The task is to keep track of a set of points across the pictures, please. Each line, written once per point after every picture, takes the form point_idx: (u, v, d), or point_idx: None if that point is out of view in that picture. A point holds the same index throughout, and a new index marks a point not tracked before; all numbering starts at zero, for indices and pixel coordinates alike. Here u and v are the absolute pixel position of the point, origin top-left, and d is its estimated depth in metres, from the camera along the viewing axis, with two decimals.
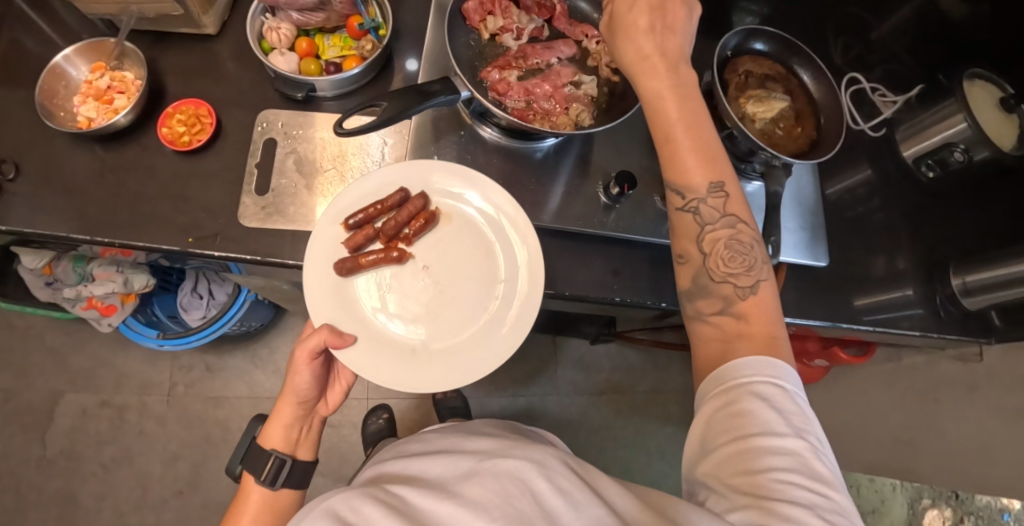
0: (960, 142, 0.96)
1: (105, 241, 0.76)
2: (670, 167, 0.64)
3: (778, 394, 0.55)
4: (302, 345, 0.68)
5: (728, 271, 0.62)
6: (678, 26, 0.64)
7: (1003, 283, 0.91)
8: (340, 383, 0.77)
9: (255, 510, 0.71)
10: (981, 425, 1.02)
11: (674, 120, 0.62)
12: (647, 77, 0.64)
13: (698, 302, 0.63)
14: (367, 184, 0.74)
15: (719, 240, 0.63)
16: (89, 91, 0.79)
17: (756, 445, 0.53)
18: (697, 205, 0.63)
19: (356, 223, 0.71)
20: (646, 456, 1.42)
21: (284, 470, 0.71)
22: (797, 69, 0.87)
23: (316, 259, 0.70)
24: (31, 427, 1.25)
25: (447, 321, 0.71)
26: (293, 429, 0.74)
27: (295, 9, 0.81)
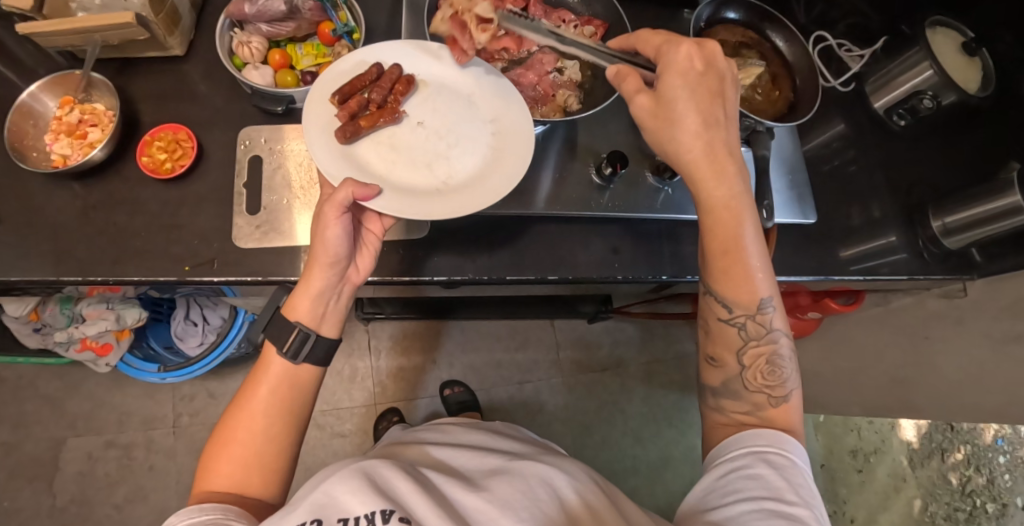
0: (927, 88, 0.98)
1: (98, 279, 0.74)
2: (720, 279, 0.65)
3: (786, 466, 0.59)
4: (331, 200, 0.63)
5: (764, 382, 0.65)
6: (726, 120, 0.65)
7: (979, 222, 0.94)
8: (367, 250, 0.69)
9: (271, 385, 0.63)
10: (971, 355, 1.06)
11: (731, 235, 0.64)
12: (708, 186, 0.64)
13: (724, 401, 0.67)
14: (342, 65, 0.73)
15: (759, 356, 0.66)
16: (60, 128, 0.77)
17: (764, 502, 0.55)
18: (744, 320, 0.65)
19: (344, 95, 0.70)
20: (656, 425, 1.45)
21: (309, 342, 0.63)
22: (769, 34, 0.88)
23: (315, 132, 0.69)
24: (37, 478, 1.22)
25: (458, 161, 0.73)
26: (321, 300, 0.65)
27: (264, 21, 0.80)
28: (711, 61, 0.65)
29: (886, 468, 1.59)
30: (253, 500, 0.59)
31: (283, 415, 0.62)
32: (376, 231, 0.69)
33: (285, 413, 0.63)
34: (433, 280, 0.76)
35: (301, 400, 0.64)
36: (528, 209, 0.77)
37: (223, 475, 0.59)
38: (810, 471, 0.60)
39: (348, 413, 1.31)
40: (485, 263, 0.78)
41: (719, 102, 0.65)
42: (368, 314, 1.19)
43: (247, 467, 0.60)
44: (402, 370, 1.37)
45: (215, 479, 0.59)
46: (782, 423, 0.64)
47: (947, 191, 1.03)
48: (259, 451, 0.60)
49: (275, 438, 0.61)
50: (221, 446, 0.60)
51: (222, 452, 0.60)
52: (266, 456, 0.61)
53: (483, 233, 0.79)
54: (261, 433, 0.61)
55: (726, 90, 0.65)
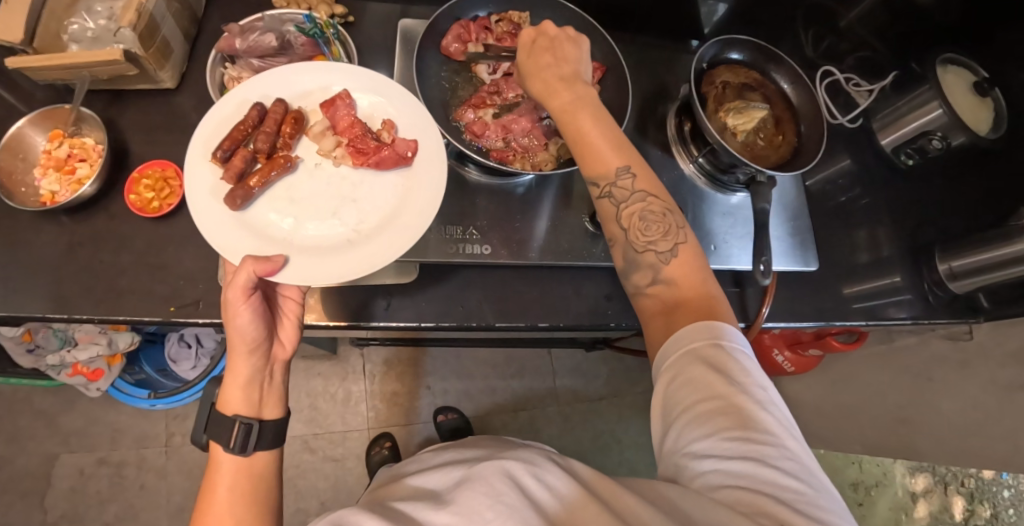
0: (936, 129, 0.95)
1: (84, 317, 0.74)
2: (583, 160, 0.66)
3: (720, 354, 0.55)
4: (233, 285, 0.58)
5: (649, 241, 0.64)
6: (570, 54, 0.68)
7: (987, 267, 0.91)
8: (289, 319, 0.64)
9: (229, 482, 0.57)
10: (975, 401, 1.04)
11: (583, 124, 0.66)
12: (552, 96, 0.67)
13: (634, 276, 0.65)
14: (216, 113, 0.69)
15: (634, 215, 0.64)
16: (48, 162, 0.76)
17: (702, 406, 0.53)
18: (611, 190, 0.65)
19: (226, 153, 0.66)
20: (652, 455, 1.44)
21: (254, 434, 0.58)
22: (773, 75, 0.86)
23: (204, 203, 0.65)
24: (29, 494, 1.22)
25: (366, 199, 0.70)
26: (253, 385, 0.60)
27: (256, 55, 0.78)
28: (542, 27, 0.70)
29: (887, 501, 1.60)
30: None
31: (251, 508, 0.56)
32: (293, 298, 0.65)
33: (253, 503, 0.57)
34: (420, 326, 0.75)
35: (267, 486, 0.59)
36: (522, 259, 0.76)
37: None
38: (745, 342, 0.57)
39: (341, 436, 1.30)
40: (474, 310, 0.77)
41: (554, 50, 0.69)
42: (362, 340, 1.21)
43: None
44: (396, 394, 1.36)
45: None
46: (683, 278, 0.62)
47: (955, 233, 1.00)
48: None
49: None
50: None
51: None
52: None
53: (472, 278, 0.78)
54: None
55: (560, 42, 0.69)
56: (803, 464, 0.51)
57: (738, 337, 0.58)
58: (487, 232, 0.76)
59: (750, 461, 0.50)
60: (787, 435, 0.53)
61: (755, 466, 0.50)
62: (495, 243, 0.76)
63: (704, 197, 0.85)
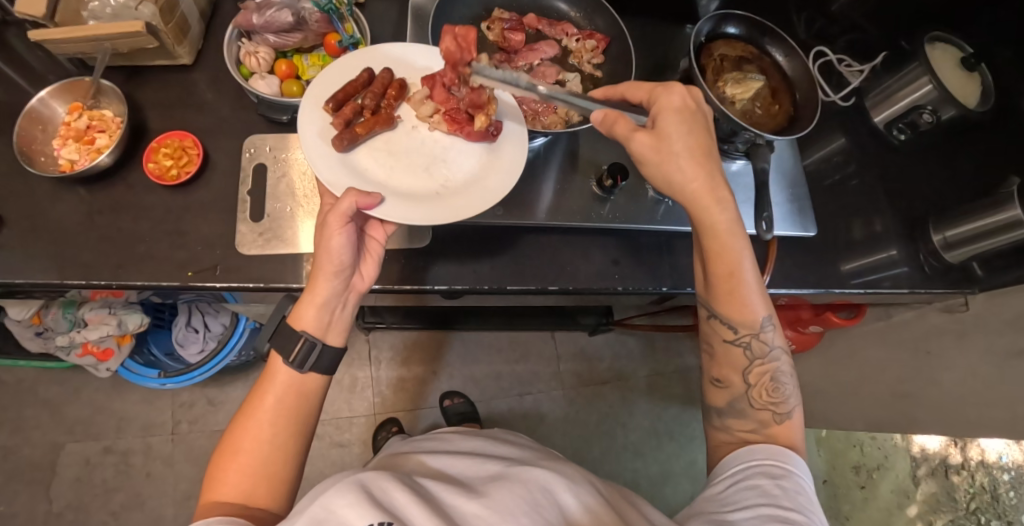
0: (927, 103, 0.99)
1: (102, 282, 0.75)
2: (725, 302, 0.68)
3: (783, 474, 0.62)
4: (335, 209, 0.61)
5: (769, 400, 0.68)
6: (711, 155, 0.66)
7: (977, 236, 0.94)
8: (371, 258, 0.67)
9: (277, 394, 0.60)
10: (973, 372, 1.05)
11: (729, 262, 0.67)
12: (705, 212, 0.66)
13: (731, 420, 0.70)
14: (333, 74, 0.73)
15: (763, 374, 0.69)
16: (68, 133, 0.78)
17: (762, 510, 0.58)
18: (748, 339, 0.68)
19: (338, 103, 0.70)
20: (656, 439, 1.45)
21: (315, 353, 0.60)
22: (768, 48, 0.90)
23: (311, 140, 0.67)
24: (34, 483, 1.21)
25: (457, 162, 0.72)
26: (327, 308, 0.62)
27: (272, 31, 0.81)
28: (698, 102, 0.67)
29: (890, 484, 1.58)
30: (258, 512, 0.55)
31: (290, 424, 0.59)
32: (378, 239, 0.67)
33: (292, 422, 0.59)
34: (435, 289, 0.76)
35: (308, 408, 0.61)
36: (530, 220, 0.78)
37: (229, 485, 0.55)
38: (809, 479, 0.63)
39: (347, 422, 1.31)
40: (485, 273, 0.79)
41: (708, 134, 0.66)
42: (369, 323, 1.18)
43: (257, 477, 0.56)
44: (403, 380, 1.36)
45: (220, 491, 0.55)
46: (785, 440, 0.67)
47: (948, 206, 1.03)
48: (267, 459, 0.57)
49: (282, 447, 0.58)
50: (228, 457, 0.57)
51: (230, 461, 0.56)
52: (271, 468, 0.57)
53: (483, 243, 0.80)
54: (269, 441, 0.57)
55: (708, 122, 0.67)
56: None
57: (809, 477, 0.64)
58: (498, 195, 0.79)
59: None
60: None
61: None
62: (507, 205, 0.78)
63: None
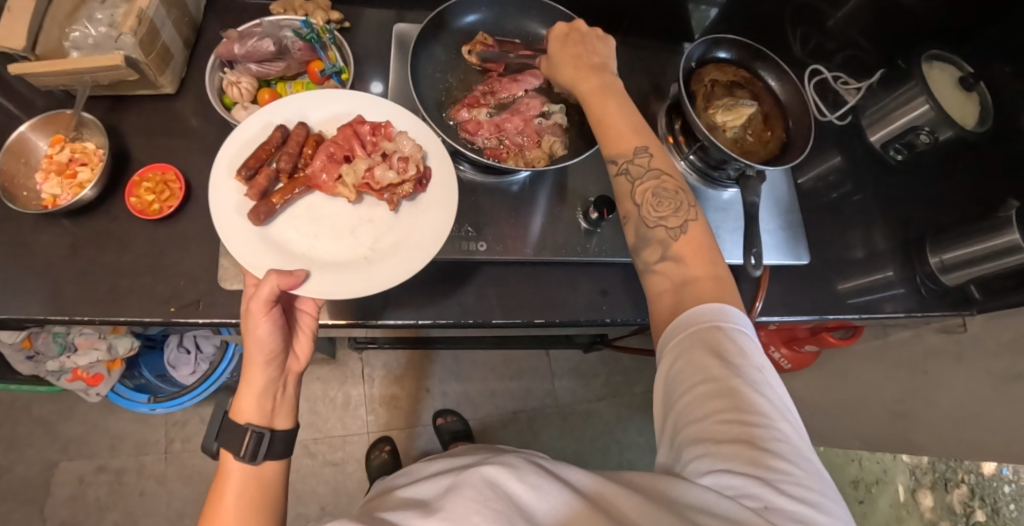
0: (925, 124, 0.96)
1: (85, 318, 0.74)
2: (603, 139, 0.70)
3: (720, 338, 0.56)
4: (256, 297, 0.58)
5: (660, 215, 0.66)
6: (600, 51, 0.75)
7: (976, 259, 0.92)
8: (305, 332, 0.64)
9: (236, 489, 0.56)
10: (971, 394, 1.04)
11: (605, 107, 0.70)
12: (580, 79, 0.72)
13: (643, 252, 0.66)
14: (243, 134, 0.71)
15: (648, 191, 0.67)
16: (50, 167, 0.77)
17: (704, 391, 0.54)
18: (628, 167, 0.68)
19: (251, 171, 0.68)
20: (651, 455, 1.44)
21: (266, 442, 0.57)
22: (761, 72, 0.88)
23: (227, 218, 0.66)
24: (29, 502, 1.22)
25: (384, 220, 0.71)
26: (268, 396, 0.59)
27: (254, 61, 0.81)
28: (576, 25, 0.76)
29: None
30: None
31: (256, 515, 0.55)
32: (310, 312, 0.64)
33: (257, 512, 0.55)
34: (420, 324, 0.76)
35: (272, 496, 0.57)
36: (517, 254, 0.77)
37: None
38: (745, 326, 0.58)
39: (341, 440, 1.30)
40: (470, 306, 0.78)
41: (587, 42, 0.75)
42: (361, 343, 1.18)
43: None
44: (396, 398, 1.36)
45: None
46: (689, 250, 0.63)
47: (946, 227, 1.01)
48: None
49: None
50: None
51: None
52: None
53: (468, 276, 0.79)
54: None
55: (591, 40, 0.75)
56: (794, 446, 0.53)
57: (745, 321, 0.59)
58: (484, 229, 0.78)
59: (748, 444, 0.51)
60: (782, 417, 0.54)
61: (754, 450, 0.51)
62: (491, 239, 0.77)
63: (698, 193, 0.86)
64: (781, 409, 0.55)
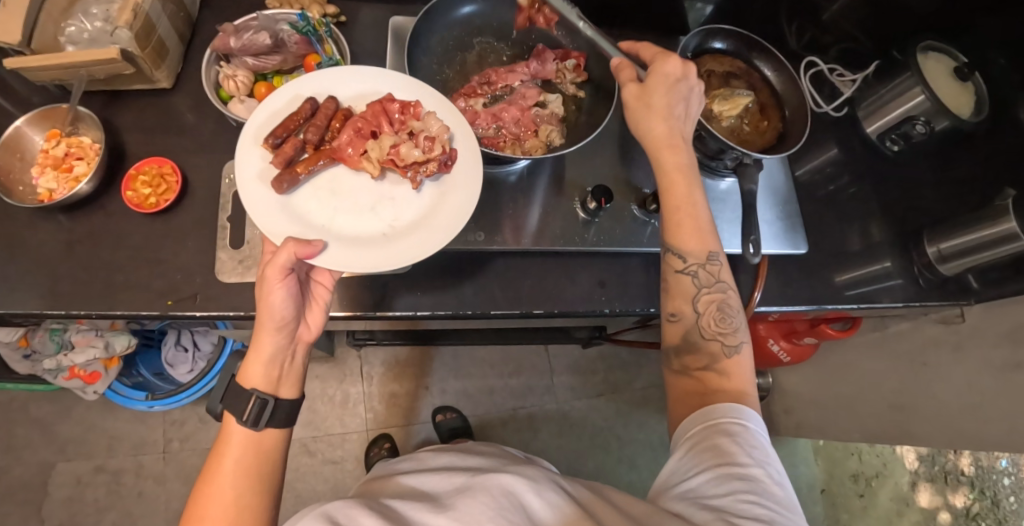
0: (920, 114, 0.97)
1: (81, 312, 0.74)
2: (672, 233, 0.70)
3: (740, 431, 0.61)
4: (272, 263, 0.60)
5: (717, 330, 0.69)
6: (689, 119, 0.73)
7: (974, 249, 0.92)
8: (318, 304, 0.66)
9: (236, 455, 0.60)
10: (970, 384, 1.04)
11: (682, 196, 0.70)
12: (667, 153, 0.71)
13: (686, 357, 0.69)
14: (272, 105, 0.72)
15: (711, 302, 0.69)
16: (46, 161, 0.76)
17: (718, 470, 0.57)
18: (696, 269, 0.70)
19: (278, 140, 0.69)
20: (651, 451, 1.44)
21: (268, 409, 0.60)
22: (757, 63, 0.88)
23: (251, 184, 0.67)
24: (26, 503, 1.21)
25: (405, 198, 0.72)
26: (275, 363, 0.62)
27: (251, 54, 0.80)
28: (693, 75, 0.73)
29: (889, 491, 1.60)
30: None
31: (252, 483, 0.59)
32: (325, 284, 0.66)
33: (253, 480, 0.59)
34: (418, 315, 0.75)
35: (268, 465, 0.61)
36: (514, 245, 0.77)
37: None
38: (764, 431, 0.62)
39: (340, 439, 1.30)
40: (468, 297, 0.78)
41: (686, 103, 0.73)
42: (359, 340, 1.18)
43: None
44: (395, 396, 1.36)
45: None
46: (735, 370, 0.67)
47: (942, 217, 1.01)
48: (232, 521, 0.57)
49: (246, 507, 0.58)
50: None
51: None
52: None
53: (467, 268, 0.79)
54: (232, 503, 0.57)
55: (692, 96, 0.73)
56: None
57: (762, 427, 0.64)
58: (481, 219, 0.78)
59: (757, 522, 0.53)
60: (793, 512, 0.56)
61: None
62: (489, 230, 0.77)
63: None
64: (793, 507, 0.57)
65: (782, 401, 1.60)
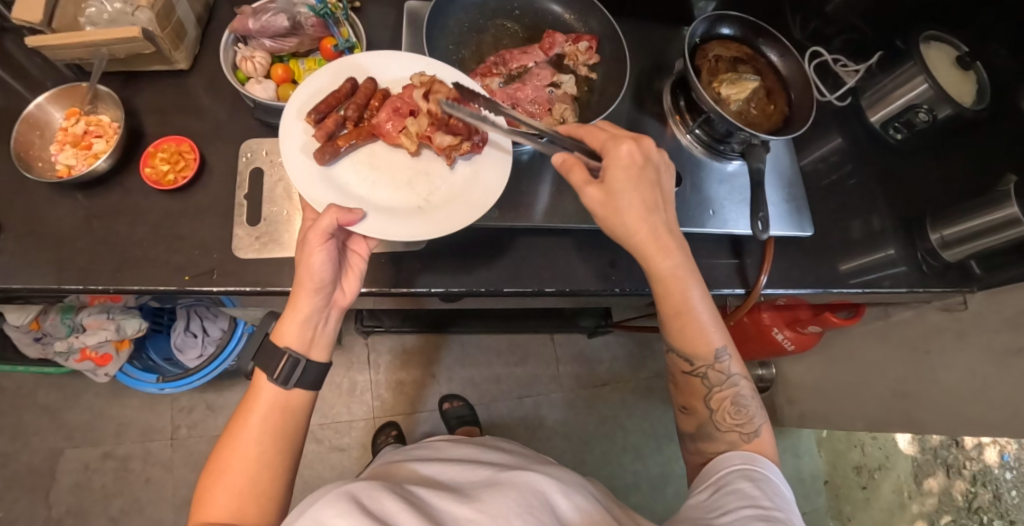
0: (922, 102, 0.99)
1: (98, 287, 0.75)
2: (680, 339, 0.69)
3: (762, 479, 0.64)
4: (315, 227, 0.62)
5: (734, 422, 0.70)
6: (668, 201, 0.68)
7: (976, 234, 0.94)
8: (353, 273, 0.68)
9: (263, 412, 0.61)
10: (973, 370, 1.05)
11: (682, 301, 0.67)
12: (659, 258, 0.66)
13: (701, 442, 0.72)
14: (315, 82, 0.74)
15: (723, 398, 0.71)
16: (65, 138, 0.78)
17: (743, 511, 0.60)
18: (705, 370, 0.70)
19: (320, 114, 0.71)
20: (656, 442, 1.45)
21: (300, 368, 0.62)
22: (763, 49, 0.90)
23: (294, 154, 0.69)
24: (33, 489, 1.21)
25: (439, 174, 0.74)
26: (309, 324, 0.64)
27: (268, 36, 0.82)
28: (649, 153, 0.67)
29: (891, 484, 1.59)
30: None
31: (276, 442, 0.61)
32: (361, 254, 0.68)
33: (279, 439, 0.61)
34: (432, 291, 0.76)
35: (294, 426, 0.63)
36: (526, 221, 0.78)
37: (219, 506, 0.57)
38: (785, 482, 0.65)
39: (347, 426, 1.30)
40: (481, 275, 0.79)
41: (660, 186, 0.67)
42: (367, 327, 1.18)
43: (243, 498, 0.57)
44: (402, 384, 1.36)
45: (210, 512, 0.56)
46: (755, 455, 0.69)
47: (945, 204, 1.03)
48: (256, 476, 0.58)
49: (268, 465, 0.59)
50: (216, 476, 0.58)
51: (218, 481, 0.58)
52: (260, 485, 0.58)
53: (476, 243, 0.80)
54: (258, 460, 0.59)
55: (662, 175, 0.67)
56: None
57: (783, 479, 0.66)
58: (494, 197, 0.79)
59: None
60: None
61: None
62: (503, 208, 0.78)
63: (703, 166, 0.88)
64: None
65: (786, 391, 1.61)
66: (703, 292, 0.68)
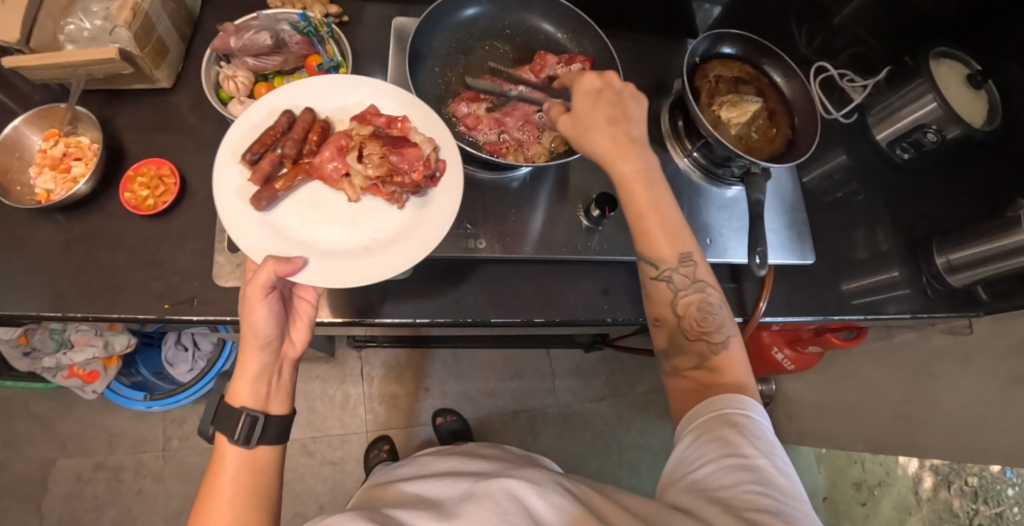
0: (931, 122, 0.95)
1: (77, 315, 0.73)
2: (639, 243, 0.68)
3: (742, 418, 0.59)
4: (253, 282, 0.60)
5: (701, 330, 0.67)
6: (632, 114, 0.69)
7: (984, 259, 0.89)
8: (301, 320, 0.66)
9: (231, 474, 0.60)
10: (978, 395, 1.02)
11: (643, 205, 0.67)
12: (623, 161, 0.67)
13: (676, 359, 0.68)
14: (248, 119, 0.70)
15: (691, 303, 0.68)
16: (43, 161, 0.76)
17: (723, 464, 0.56)
18: (670, 274, 0.68)
19: (255, 155, 0.68)
20: (652, 457, 1.43)
21: (259, 426, 0.60)
22: (766, 68, 0.87)
23: (229, 200, 0.66)
24: (25, 499, 1.21)
25: (385, 212, 0.71)
26: (262, 380, 0.62)
27: (250, 55, 0.79)
28: (611, 80, 0.69)
29: (890, 500, 1.59)
30: None
31: (248, 501, 0.59)
32: (309, 299, 0.66)
33: (251, 498, 0.59)
34: (416, 321, 0.74)
35: (266, 483, 0.61)
36: (517, 252, 0.76)
37: None
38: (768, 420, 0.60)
39: (339, 440, 1.29)
40: (467, 305, 0.76)
41: (621, 104, 0.69)
42: (360, 341, 1.17)
43: None
44: (396, 397, 1.35)
45: None
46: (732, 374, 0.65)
47: (953, 226, 1.00)
48: None
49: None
50: None
51: None
52: None
53: (463, 270, 0.77)
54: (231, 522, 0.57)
55: (627, 99, 0.69)
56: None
57: (766, 413, 0.62)
58: (482, 225, 0.76)
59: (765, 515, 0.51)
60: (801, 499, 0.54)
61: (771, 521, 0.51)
62: (490, 238, 0.76)
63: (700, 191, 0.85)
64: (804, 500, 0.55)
65: (786, 407, 1.58)
66: (670, 197, 0.69)
